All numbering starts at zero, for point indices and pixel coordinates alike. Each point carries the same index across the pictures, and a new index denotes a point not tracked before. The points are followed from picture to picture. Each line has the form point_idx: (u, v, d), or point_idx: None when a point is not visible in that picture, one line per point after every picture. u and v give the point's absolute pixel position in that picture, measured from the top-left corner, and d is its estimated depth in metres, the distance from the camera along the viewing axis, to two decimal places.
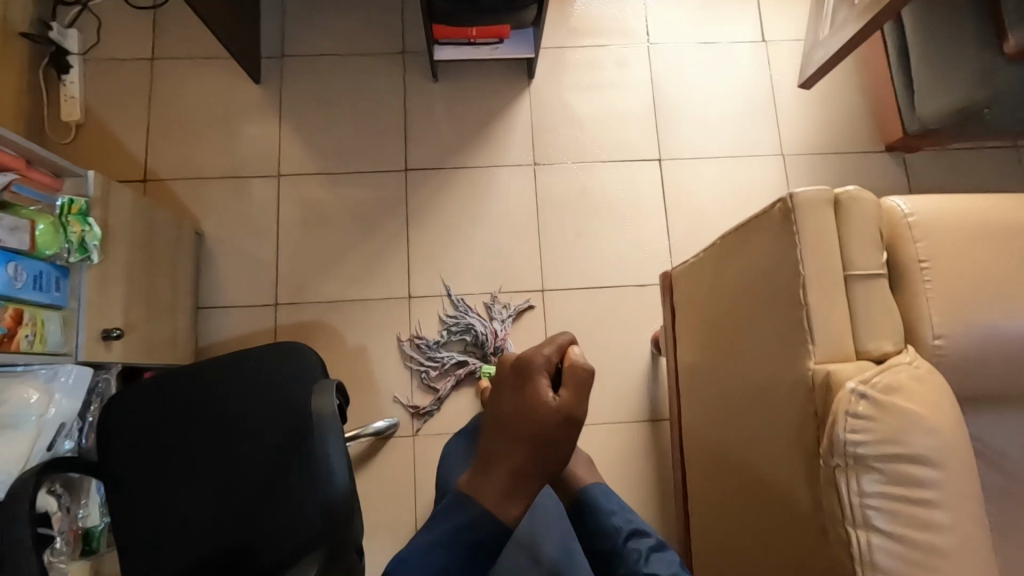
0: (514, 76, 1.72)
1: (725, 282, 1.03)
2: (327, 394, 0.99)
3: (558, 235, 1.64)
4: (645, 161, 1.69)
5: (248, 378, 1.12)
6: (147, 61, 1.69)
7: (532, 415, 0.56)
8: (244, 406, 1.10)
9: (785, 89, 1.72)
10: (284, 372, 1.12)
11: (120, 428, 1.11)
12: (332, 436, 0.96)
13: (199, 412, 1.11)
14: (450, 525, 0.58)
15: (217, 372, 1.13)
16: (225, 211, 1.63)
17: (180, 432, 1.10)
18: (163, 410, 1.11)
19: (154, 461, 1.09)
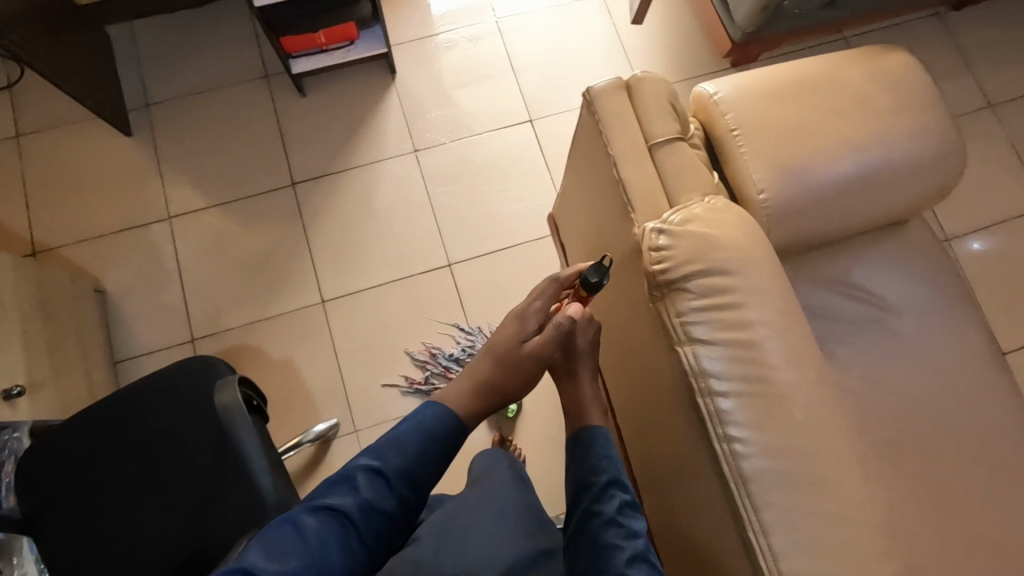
0: (378, 76, 1.80)
1: (579, 193, 1.10)
2: (227, 385, 1.01)
3: (452, 211, 1.72)
4: (517, 125, 1.79)
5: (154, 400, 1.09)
6: (13, 138, 1.70)
7: (523, 322, 0.91)
8: (164, 428, 1.07)
9: (629, 32, 1.86)
10: (190, 382, 1.09)
11: (40, 480, 1.06)
12: (242, 421, 0.99)
13: (113, 446, 1.08)
14: (405, 449, 0.78)
15: (127, 401, 1.09)
16: (124, 263, 1.64)
17: (99, 470, 1.07)
18: (83, 450, 1.07)
19: (78, 506, 1.05)
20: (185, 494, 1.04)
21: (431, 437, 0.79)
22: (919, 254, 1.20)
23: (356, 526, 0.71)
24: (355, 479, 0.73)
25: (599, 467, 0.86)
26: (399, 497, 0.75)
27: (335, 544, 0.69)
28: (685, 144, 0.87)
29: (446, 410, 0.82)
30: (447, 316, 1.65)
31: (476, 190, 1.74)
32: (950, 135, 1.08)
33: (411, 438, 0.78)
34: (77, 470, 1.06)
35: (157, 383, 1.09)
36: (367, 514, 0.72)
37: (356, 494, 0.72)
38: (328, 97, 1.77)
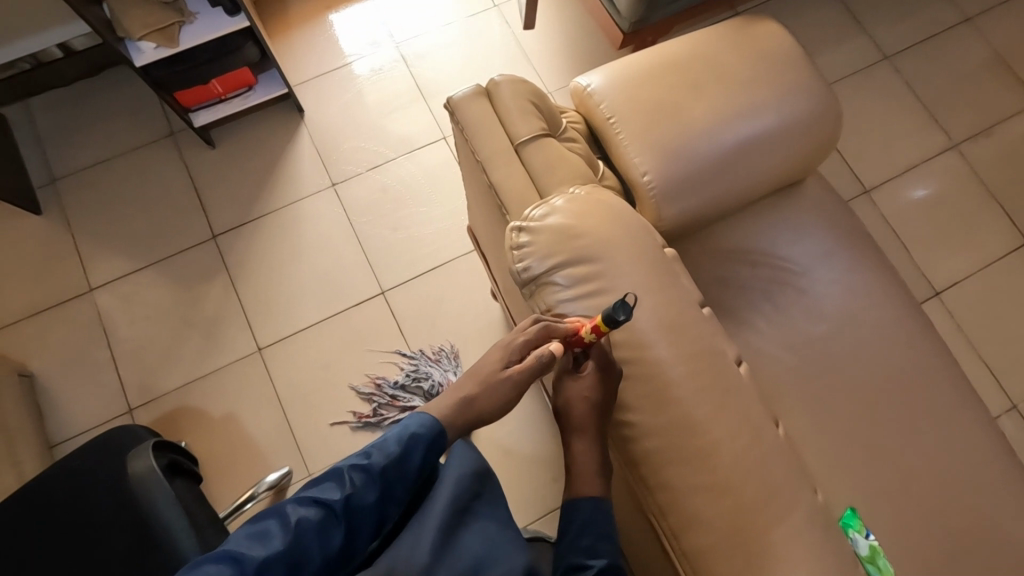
0: (285, 116, 1.80)
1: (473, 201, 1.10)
2: (139, 453, 0.98)
3: (378, 238, 1.71)
4: (432, 144, 1.80)
5: (69, 479, 1.04)
6: None
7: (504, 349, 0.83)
8: (84, 510, 1.03)
9: (527, 38, 1.89)
10: (107, 453, 1.06)
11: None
12: (157, 488, 0.96)
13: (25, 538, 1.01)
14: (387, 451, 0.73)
15: (43, 486, 1.04)
16: (49, 344, 1.60)
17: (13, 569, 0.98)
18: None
19: None
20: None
21: (421, 440, 0.75)
22: (819, 212, 1.22)
23: (338, 521, 0.67)
24: (343, 474, 0.70)
25: (596, 550, 0.69)
26: (381, 494, 0.71)
27: (314, 536, 0.65)
28: (550, 140, 0.88)
29: (433, 419, 0.77)
30: (387, 343, 1.63)
31: (399, 214, 1.74)
32: (821, 92, 1.11)
33: (399, 438, 0.74)
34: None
35: (74, 462, 1.05)
36: (353, 508, 0.68)
37: (341, 489, 0.69)
38: (238, 145, 1.76)
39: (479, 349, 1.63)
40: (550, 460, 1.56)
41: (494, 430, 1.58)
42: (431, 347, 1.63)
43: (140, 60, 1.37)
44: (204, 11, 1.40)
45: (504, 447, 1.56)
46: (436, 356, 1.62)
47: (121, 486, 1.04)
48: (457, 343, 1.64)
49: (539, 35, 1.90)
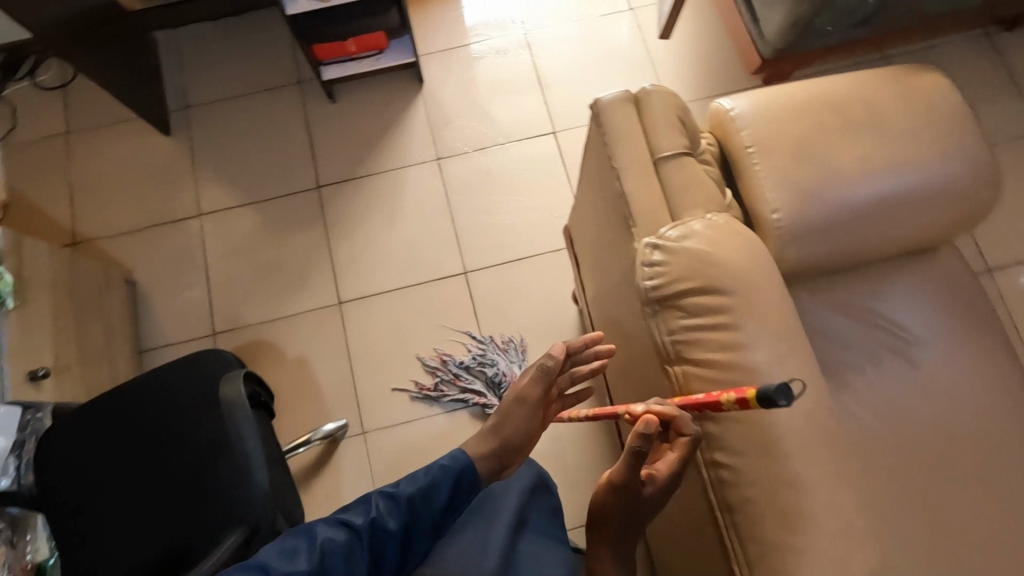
0: (405, 84, 1.84)
1: (590, 203, 1.10)
2: (234, 381, 1.03)
3: (471, 219, 1.73)
4: (541, 136, 1.79)
5: (161, 389, 1.13)
6: (63, 135, 1.80)
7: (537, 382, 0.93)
8: (165, 422, 1.11)
9: (657, 47, 1.86)
10: (195, 374, 1.13)
11: (54, 454, 1.12)
12: (244, 418, 1.01)
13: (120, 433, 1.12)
14: (412, 485, 0.76)
15: (136, 392, 1.13)
16: (155, 257, 1.70)
17: (107, 457, 1.11)
18: (92, 431, 1.13)
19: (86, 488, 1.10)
20: (172, 490, 1.07)
21: (450, 474, 0.78)
22: (946, 286, 1.13)
23: (361, 545, 0.72)
24: (370, 501, 0.75)
25: None
26: (404, 522, 0.75)
27: (340, 557, 0.70)
28: (692, 159, 0.86)
29: (463, 454, 0.80)
30: (460, 323, 1.65)
31: (495, 199, 1.74)
32: (983, 161, 1.03)
33: (428, 470, 0.78)
34: (87, 448, 1.12)
35: (165, 376, 1.13)
36: (376, 533, 0.73)
37: (366, 514, 0.73)
38: (357, 103, 1.82)
39: (548, 347, 1.63)
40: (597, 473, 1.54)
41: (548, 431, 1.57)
42: (502, 337, 1.63)
43: (292, 9, 1.43)
44: None
45: (554, 450, 1.55)
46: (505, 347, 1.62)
47: (200, 410, 1.10)
48: (528, 337, 1.63)
49: (671, 47, 1.86)
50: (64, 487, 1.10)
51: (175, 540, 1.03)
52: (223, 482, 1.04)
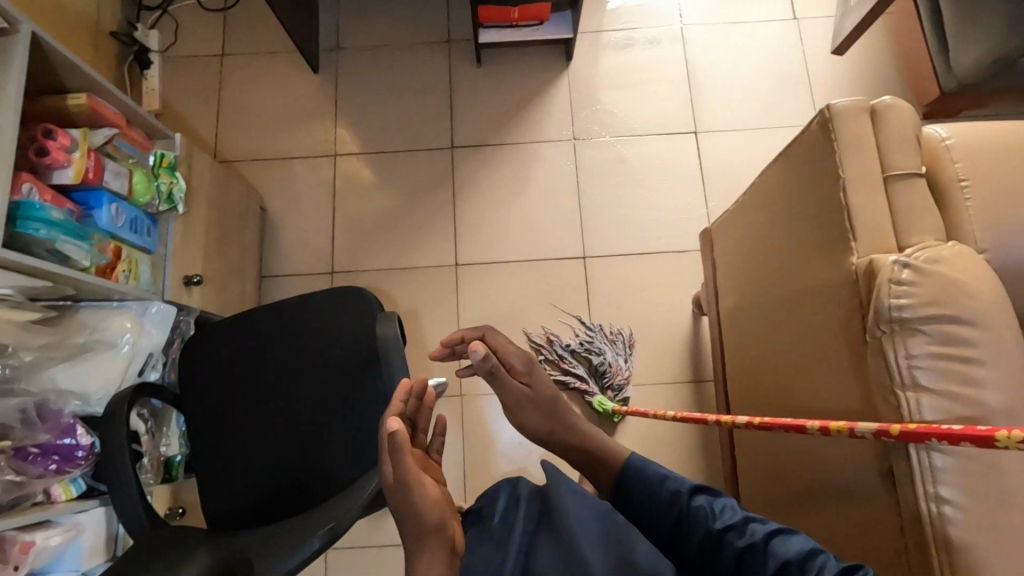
0: (553, 60, 1.83)
1: (768, 208, 1.06)
2: (392, 323, 1.05)
3: (598, 205, 1.72)
4: (681, 134, 1.76)
5: (306, 320, 1.14)
6: (218, 57, 1.85)
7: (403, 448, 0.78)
8: (303, 346, 1.13)
9: (817, 62, 1.80)
10: (337, 313, 1.12)
11: (199, 356, 1.19)
12: (399, 359, 1.03)
13: (262, 353, 1.16)
14: None
15: (280, 312, 1.16)
16: (287, 189, 1.75)
17: (248, 373, 1.16)
18: (236, 340, 1.18)
19: (226, 397, 1.17)
20: (308, 410, 1.11)
21: None
22: None
23: None
24: None
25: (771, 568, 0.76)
26: None
27: None
28: (925, 184, 0.82)
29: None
30: (571, 306, 1.65)
31: (626, 189, 1.72)
32: None
33: None
34: (231, 355, 1.18)
35: (305, 301, 1.15)
36: None
37: None
38: (502, 71, 1.82)
39: (655, 347, 1.61)
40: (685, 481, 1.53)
41: (642, 429, 1.56)
42: (611, 328, 1.62)
43: None
44: None
45: (647, 449, 1.54)
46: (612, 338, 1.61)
47: (335, 342, 1.11)
48: (637, 333, 1.62)
49: (832, 65, 1.79)
50: (207, 392, 1.17)
51: (311, 456, 1.09)
52: (358, 416, 1.07)
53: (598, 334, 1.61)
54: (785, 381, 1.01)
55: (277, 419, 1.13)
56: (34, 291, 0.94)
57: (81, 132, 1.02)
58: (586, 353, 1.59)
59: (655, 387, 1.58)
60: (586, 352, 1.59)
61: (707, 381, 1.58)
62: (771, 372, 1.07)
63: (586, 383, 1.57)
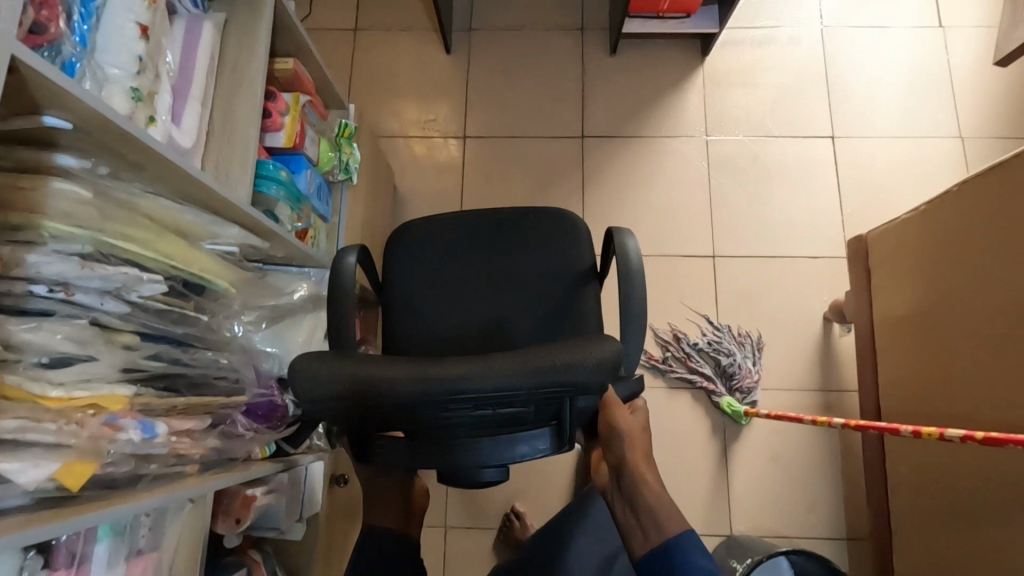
0: (688, 53, 1.80)
1: (990, 215, 1.03)
2: (629, 238, 1.09)
3: (729, 204, 1.69)
4: (818, 138, 1.73)
5: (521, 228, 1.13)
6: (351, 32, 1.86)
7: None
8: (519, 257, 1.12)
9: (962, 72, 1.75)
10: (551, 228, 1.12)
11: (410, 253, 1.13)
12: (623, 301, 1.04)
13: (467, 254, 1.13)
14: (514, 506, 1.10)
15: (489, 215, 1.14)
16: (417, 167, 1.76)
17: (452, 271, 1.13)
18: (436, 251, 1.13)
19: (423, 294, 1.12)
20: (525, 306, 1.11)
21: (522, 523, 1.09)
22: None
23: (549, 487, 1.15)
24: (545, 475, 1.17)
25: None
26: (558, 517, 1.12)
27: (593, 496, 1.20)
28: None
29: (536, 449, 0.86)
30: (699, 305, 1.63)
31: (759, 190, 1.70)
32: None
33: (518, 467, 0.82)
34: (431, 250, 1.13)
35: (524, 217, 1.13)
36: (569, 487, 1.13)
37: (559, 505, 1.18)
38: (636, 62, 1.80)
39: (785, 352, 1.59)
40: (811, 489, 1.51)
41: (768, 435, 1.54)
42: (740, 329, 1.61)
43: None
44: None
45: (773, 454, 1.53)
46: (739, 341, 1.60)
47: (554, 255, 1.11)
48: (766, 337, 1.60)
49: (978, 75, 1.74)
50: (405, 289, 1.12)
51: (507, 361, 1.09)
52: (569, 340, 1.09)
53: (727, 335, 1.59)
54: (998, 389, 1.00)
55: (480, 324, 1.11)
56: (252, 251, 0.95)
57: (294, 97, 1.03)
58: (716, 354, 1.58)
59: (782, 392, 1.57)
60: (716, 354, 1.58)
61: (836, 391, 1.56)
62: (973, 383, 1.06)
63: (714, 384, 1.55)
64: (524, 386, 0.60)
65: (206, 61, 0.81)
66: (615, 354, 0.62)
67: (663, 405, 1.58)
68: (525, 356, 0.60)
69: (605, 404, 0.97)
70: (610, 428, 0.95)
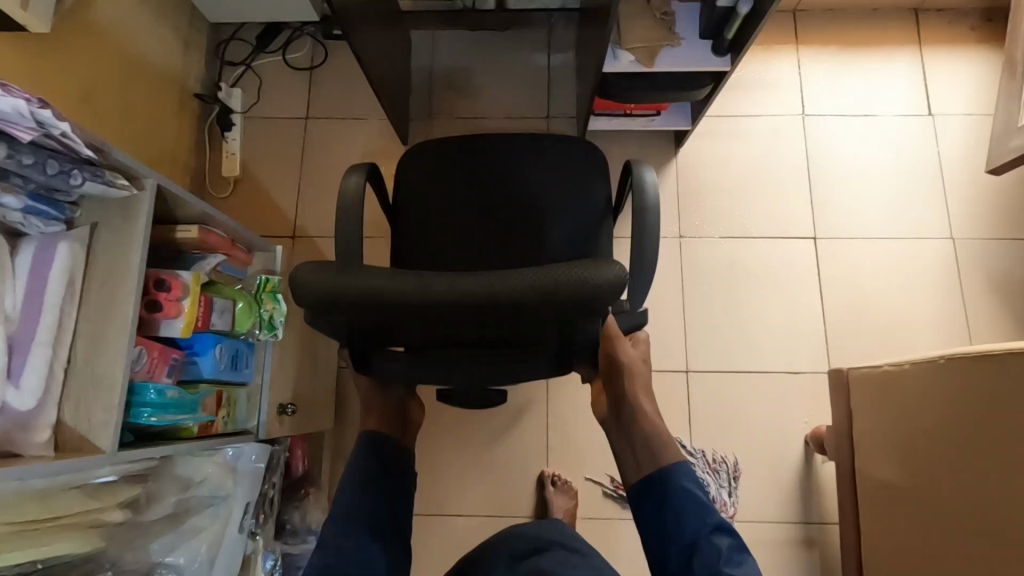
0: (661, 145, 1.68)
1: (982, 400, 0.93)
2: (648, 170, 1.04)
3: (704, 312, 1.57)
4: (799, 238, 1.61)
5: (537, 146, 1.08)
6: (302, 120, 1.74)
7: None
8: (538, 166, 1.08)
9: (954, 166, 1.63)
10: (572, 161, 1.08)
11: (417, 170, 1.09)
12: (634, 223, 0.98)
13: (480, 167, 1.08)
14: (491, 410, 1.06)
15: (507, 161, 1.08)
16: None
17: (465, 165, 1.09)
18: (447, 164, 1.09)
19: (433, 206, 1.08)
20: (552, 199, 1.07)
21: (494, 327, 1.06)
22: None
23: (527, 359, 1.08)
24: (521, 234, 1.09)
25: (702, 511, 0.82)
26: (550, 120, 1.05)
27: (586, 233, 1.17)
28: None
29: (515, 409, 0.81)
30: (671, 426, 1.51)
31: (736, 297, 1.58)
32: None
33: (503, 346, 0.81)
34: (437, 207, 1.08)
35: (542, 143, 1.09)
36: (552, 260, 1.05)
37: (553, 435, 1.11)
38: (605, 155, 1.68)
39: (764, 481, 1.47)
40: None
41: None
42: (716, 453, 1.49)
43: (610, 68, 1.26)
44: (691, 38, 1.26)
45: None
46: (714, 466, 1.48)
47: (566, 148, 1.09)
48: (743, 462, 1.49)
49: (972, 170, 1.63)
50: (415, 205, 1.08)
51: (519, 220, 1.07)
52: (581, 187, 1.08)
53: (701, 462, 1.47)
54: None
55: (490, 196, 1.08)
56: (130, 470, 0.86)
57: (194, 274, 0.91)
58: None
59: (760, 525, 1.45)
60: None
61: (818, 524, 1.44)
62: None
63: None
64: (521, 297, 0.57)
65: (61, 291, 0.73)
66: (617, 280, 0.57)
67: (633, 537, 1.47)
68: (524, 275, 0.58)
69: (608, 336, 0.90)
70: (611, 362, 0.91)
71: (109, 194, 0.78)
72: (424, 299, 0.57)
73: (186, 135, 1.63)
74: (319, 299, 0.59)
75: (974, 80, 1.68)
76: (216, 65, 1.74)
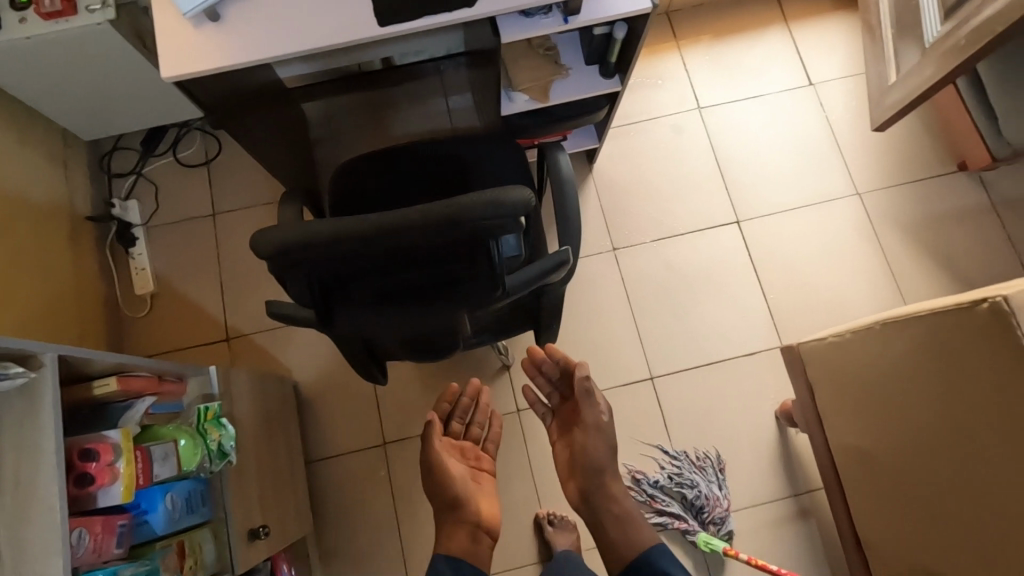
0: (575, 165, 1.71)
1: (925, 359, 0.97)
2: (560, 154, 1.09)
3: (654, 317, 1.60)
4: (724, 225, 1.67)
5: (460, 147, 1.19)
6: (209, 217, 1.66)
7: None
8: (466, 156, 1.18)
9: (844, 128, 1.74)
10: (492, 155, 1.18)
11: (351, 181, 1.16)
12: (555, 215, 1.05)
13: (410, 170, 1.18)
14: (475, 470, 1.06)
15: (435, 167, 1.18)
16: (316, 357, 1.58)
17: (395, 162, 1.18)
18: (380, 171, 1.17)
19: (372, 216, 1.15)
20: (474, 177, 1.17)
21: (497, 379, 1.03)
22: None
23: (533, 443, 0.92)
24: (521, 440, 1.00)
25: None
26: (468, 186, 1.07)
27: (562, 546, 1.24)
28: None
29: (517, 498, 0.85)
30: (650, 435, 1.53)
31: (679, 295, 1.62)
32: None
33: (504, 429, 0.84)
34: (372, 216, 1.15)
35: (466, 139, 1.20)
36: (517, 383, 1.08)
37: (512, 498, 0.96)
38: None
39: (748, 464, 1.50)
40: None
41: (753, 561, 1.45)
42: (698, 449, 1.51)
43: (507, 110, 1.27)
44: (577, 66, 1.29)
45: None
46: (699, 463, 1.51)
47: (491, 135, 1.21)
48: (726, 454, 1.51)
49: (860, 127, 1.74)
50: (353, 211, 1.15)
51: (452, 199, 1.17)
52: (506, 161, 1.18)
53: (688, 464, 1.49)
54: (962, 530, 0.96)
55: (421, 166, 1.18)
56: None
57: (123, 431, 0.84)
58: (686, 491, 1.46)
59: (755, 509, 1.48)
60: (685, 489, 1.47)
61: (808, 492, 1.49)
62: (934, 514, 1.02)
63: (687, 523, 1.44)
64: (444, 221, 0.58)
65: None
66: (525, 200, 0.57)
67: None
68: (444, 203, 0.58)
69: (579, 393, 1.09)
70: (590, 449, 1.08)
71: (5, 396, 0.72)
72: (363, 238, 0.58)
73: (87, 262, 1.53)
74: (266, 254, 0.59)
75: (842, 45, 1.80)
76: (104, 181, 1.65)
